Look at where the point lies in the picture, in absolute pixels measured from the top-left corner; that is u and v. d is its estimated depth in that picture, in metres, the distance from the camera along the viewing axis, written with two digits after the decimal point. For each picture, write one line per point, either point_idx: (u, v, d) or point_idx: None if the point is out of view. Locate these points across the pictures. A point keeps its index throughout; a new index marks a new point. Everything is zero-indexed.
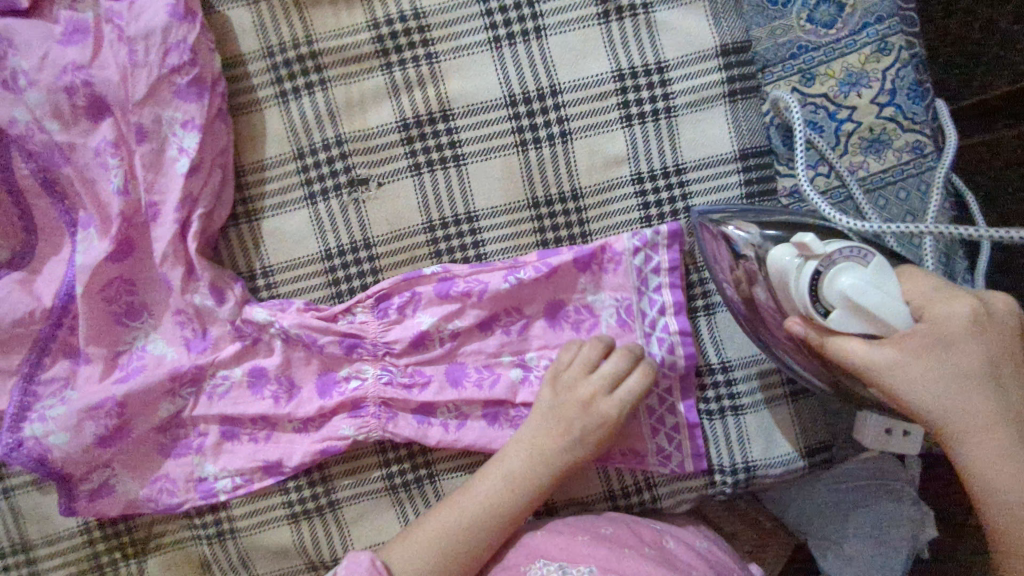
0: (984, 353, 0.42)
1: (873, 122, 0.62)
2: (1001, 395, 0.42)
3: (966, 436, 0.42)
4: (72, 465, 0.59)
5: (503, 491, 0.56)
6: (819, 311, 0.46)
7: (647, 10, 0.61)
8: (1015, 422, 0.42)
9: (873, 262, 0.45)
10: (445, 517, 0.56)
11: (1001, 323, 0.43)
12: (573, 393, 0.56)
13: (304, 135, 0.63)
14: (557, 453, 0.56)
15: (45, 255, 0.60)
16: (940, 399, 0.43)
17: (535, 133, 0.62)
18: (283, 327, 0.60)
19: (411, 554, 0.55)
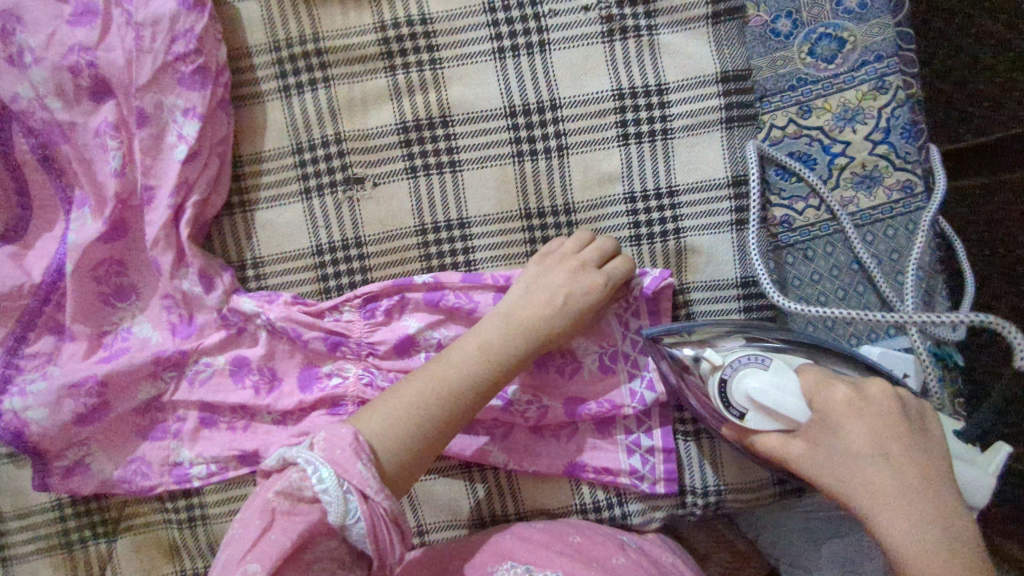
0: (869, 435, 0.46)
1: (865, 158, 0.63)
2: (899, 475, 0.44)
3: (879, 522, 0.44)
4: (48, 441, 0.59)
5: (489, 359, 0.55)
6: (734, 413, 0.51)
7: (651, 31, 0.62)
8: (915, 502, 0.43)
9: (771, 363, 0.51)
10: (426, 383, 0.54)
11: (879, 406, 0.47)
12: (561, 264, 0.58)
13: (304, 130, 0.63)
14: (548, 321, 0.57)
15: (38, 230, 0.61)
16: (846, 482, 0.46)
17: (532, 146, 0.63)
18: (268, 319, 0.61)
19: (388, 419, 0.52)
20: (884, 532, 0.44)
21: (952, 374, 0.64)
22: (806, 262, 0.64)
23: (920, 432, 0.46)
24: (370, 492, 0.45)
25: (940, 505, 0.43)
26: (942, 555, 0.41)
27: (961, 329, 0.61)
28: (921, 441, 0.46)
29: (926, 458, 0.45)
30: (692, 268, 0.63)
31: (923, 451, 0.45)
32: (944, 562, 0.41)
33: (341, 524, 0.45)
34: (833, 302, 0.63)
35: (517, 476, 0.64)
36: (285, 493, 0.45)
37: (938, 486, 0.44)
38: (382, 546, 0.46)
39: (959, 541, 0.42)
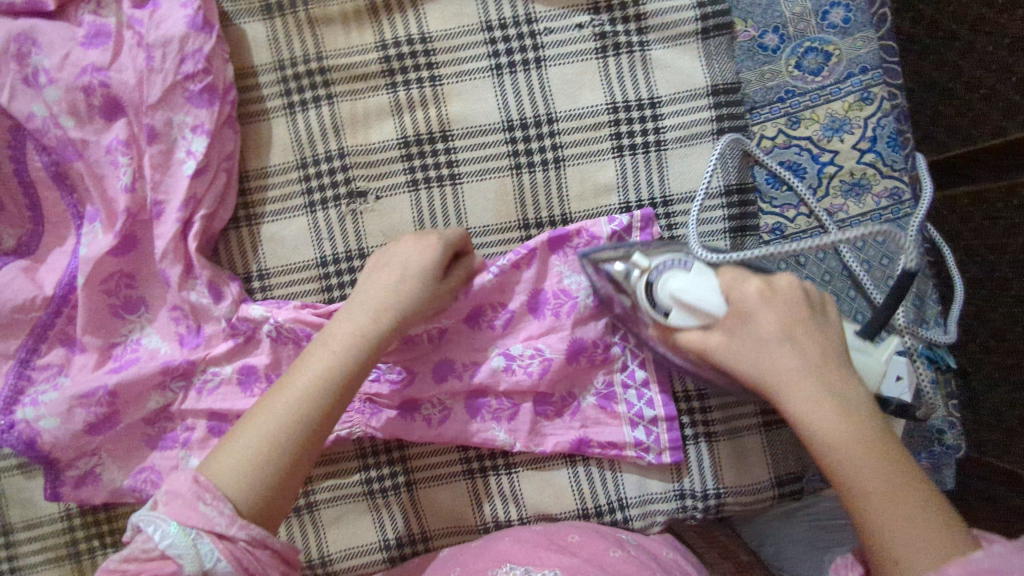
0: (778, 321, 0.51)
1: (854, 167, 0.65)
2: (802, 359, 0.50)
3: (789, 394, 0.49)
4: (60, 450, 0.60)
5: (343, 359, 0.54)
6: (659, 312, 0.54)
7: (643, 47, 0.64)
8: (815, 373, 0.49)
9: (693, 266, 0.54)
10: (279, 400, 0.53)
11: (784, 296, 0.52)
12: (382, 265, 0.59)
13: (308, 145, 0.65)
14: (383, 311, 0.56)
15: (50, 245, 0.63)
16: (758, 364, 0.51)
17: (530, 158, 0.65)
18: (277, 322, 0.62)
19: (233, 457, 0.51)
20: (793, 408, 0.49)
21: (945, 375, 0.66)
22: (798, 268, 0.65)
23: (817, 314, 0.53)
24: (220, 531, 0.47)
25: (836, 379, 0.49)
26: (844, 422, 0.47)
27: (951, 330, 0.63)
28: (820, 324, 0.52)
29: (823, 338, 0.51)
30: None
31: (820, 329, 0.52)
32: (841, 419, 0.47)
33: (201, 571, 0.46)
34: None
35: (519, 481, 0.66)
36: (132, 559, 0.46)
37: (835, 365, 0.50)
38: (260, 562, 0.49)
39: (855, 408, 0.48)
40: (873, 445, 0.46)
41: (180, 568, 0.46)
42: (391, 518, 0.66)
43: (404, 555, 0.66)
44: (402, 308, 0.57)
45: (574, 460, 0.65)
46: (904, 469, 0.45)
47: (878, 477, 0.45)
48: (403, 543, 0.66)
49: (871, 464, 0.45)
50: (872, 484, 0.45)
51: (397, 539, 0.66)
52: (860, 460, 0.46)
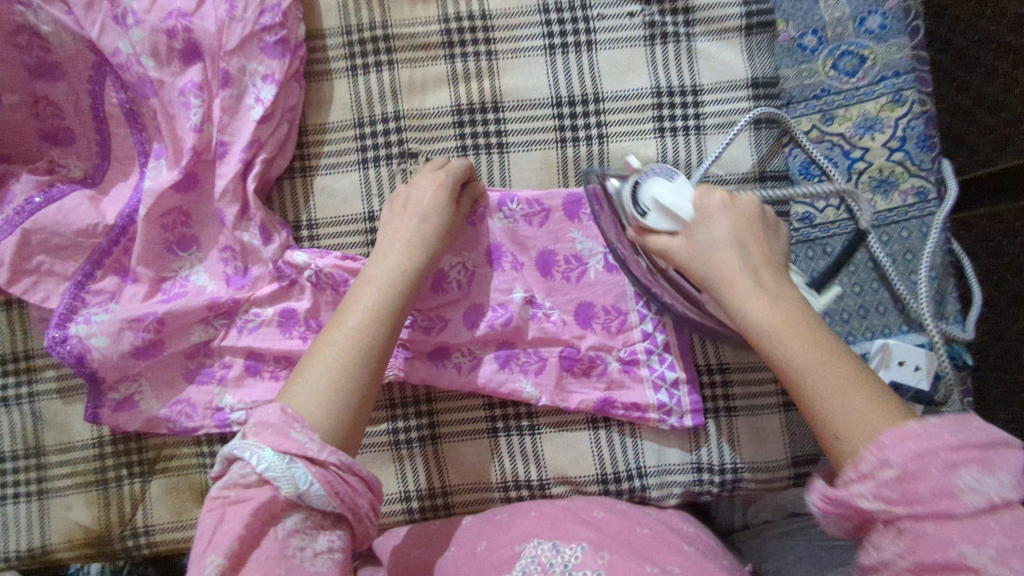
0: (732, 227, 0.54)
1: (883, 164, 0.68)
2: (748, 255, 0.53)
3: (732, 296, 0.52)
4: (106, 370, 0.62)
5: (388, 287, 0.57)
6: (637, 212, 0.57)
7: (689, 38, 0.68)
8: (751, 274, 0.52)
9: (675, 178, 0.58)
10: (336, 335, 0.54)
11: (743, 209, 0.55)
12: (403, 210, 0.62)
13: (366, 106, 0.69)
14: (414, 246, 0.60)
15: (115, 178, 0.66)
16: (705, 271, 0.54)
17: (575, 133, 0.68)
18: (318, 267, 0.65)
19: (309, 388, 0.51)
20: (731, 305, 0.52)
21: (962, 373, 0.68)
22: (824, 256, 0.68)
23: (765, 227, 0.55)
24: (314, 455, 0.46)
25: (778, 282, 0.52)
26: (780, 315, 0.49)
27: (969, 327, 0.65)
28: (771, 235, 0.55)
29: (769, 248, 0.54)
30: None
31: (766, 231, 0.55)
32: (771, 313, 0.49)
33: (296, 494, 0.45)
34: (849, 296, 0.67)
35: (541, 442, 0.67)
36: (230, 486, 0.45)
37: (779, 267, 0.53)
38: (353, 487, 0.48)
39: (794, 306, 0.50)
40: (811, 336, 0.48)
41: (276, 491, 0.44)
42: (413, 469, 0.68)
43: (423, 508, 0.68)
44: (422, 238, 0.60)
45: (597, 425, 0.67)
46: (843, 360, 0.47)
47: (814, 361, 0.47)
48: (423, 495, 0.68)
49: (805, 351, 0.47)
50: (807, 369, 0.46)
51: (418, 492, 0.68)
52: (792, 350, 0.48)
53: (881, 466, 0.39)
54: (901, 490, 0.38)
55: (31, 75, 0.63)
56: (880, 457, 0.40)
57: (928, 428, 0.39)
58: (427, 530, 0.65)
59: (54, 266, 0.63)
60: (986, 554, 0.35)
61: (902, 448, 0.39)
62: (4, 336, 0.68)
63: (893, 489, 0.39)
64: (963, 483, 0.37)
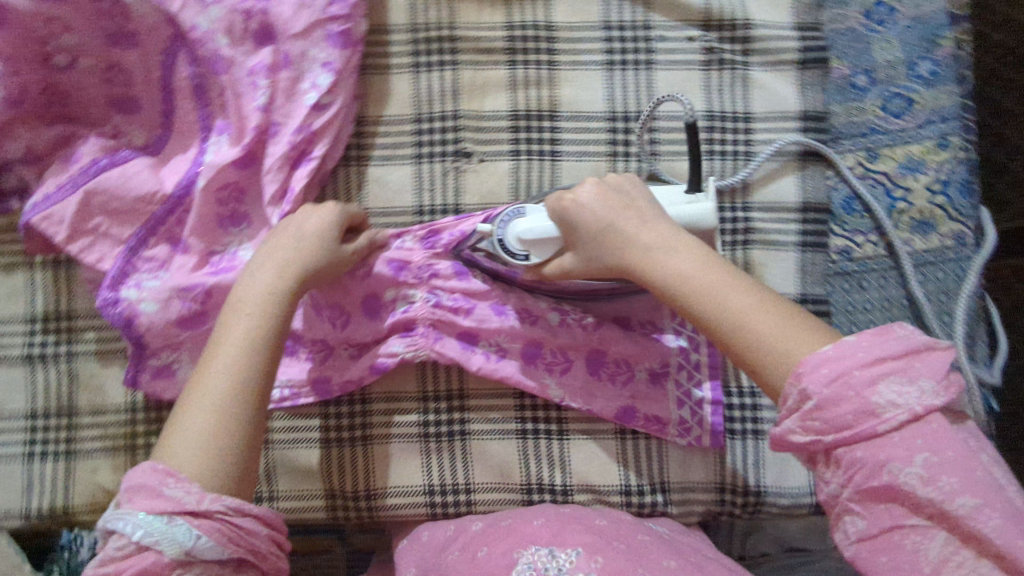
0: (601, 206, 0.56)
1: (924, 206, 0.69)
2: (624, 227, 0.55)
3: (641, 272, 0.54)
4: (152, 335, 0.63)
5: (260, 315, 0.55)
6: (520, 260, 0.60)
7: (744, 66, 0.70)
8: (637, 242, 0.54)
9: (525, 212, 0.61)
10: (208, 374, 0.51)
11: (607, 190, 0.57)
12: (278, 239, 0.60)
13: (426, 103, 0.71)
14: (291, 269, 0.57)
15: (174, 149, 0.67)
16: (600, 259, 0.56)
17: (627, 148, 0.70)
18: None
19: (183, 437, 0.48)
20: (640, 271, 0.54)
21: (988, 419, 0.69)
22: (860, 291, 0.70)
23: (625, 198, 0.57)
24: (194, 507, 0.45)
25: (665, 237, 0.54)
26: (685, 264, 0.52)
27: (998, 371, 0.67)
28: (630, 203, 0.56)
29: (643, 217, 0.55)
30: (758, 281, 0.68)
31: (628, 204, 0.56)
32: (683, 263, 0.52)
33: (183, 551, 0.43)
34: None
35: (568, 447, 0.68)
36: (108, 563, 0.44)
37: (656, 223, 0.55)
38: (244, 527, 0.46)
39: (695, 251, 0.52)
40: (721, 277, 0.50)
41: (159, 554, 0.43)
42: (438, 464, 0.68)
43: (445, 505, 0.68)
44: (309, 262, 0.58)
45: (624, 435, 0.68)
46: (753, 285, 0.50)
47: (736, 300, 0.49)
48: (446, 490, 0.68)
49: (716, 293, 0.49)
50: (729, 311, 0.49)
51: (442, 486, 0.68)
52: (710, 299, 0.50)
53: (804, 398, 0.42)
54: (824, 419, 0.41)
55: (109, 41, 0.64)
56: (801, 390, 0.42)
57: (842, 349, 0.42)
58: (449, 527, 0.65)
59: (111, 229, 0.64)
60: (915, 472, 0.39)
61: (818, 375, 0.42)
62: (48, 295, 0.69)
63: (817, 419, 0.41)
64: (882, 400, 0.40)
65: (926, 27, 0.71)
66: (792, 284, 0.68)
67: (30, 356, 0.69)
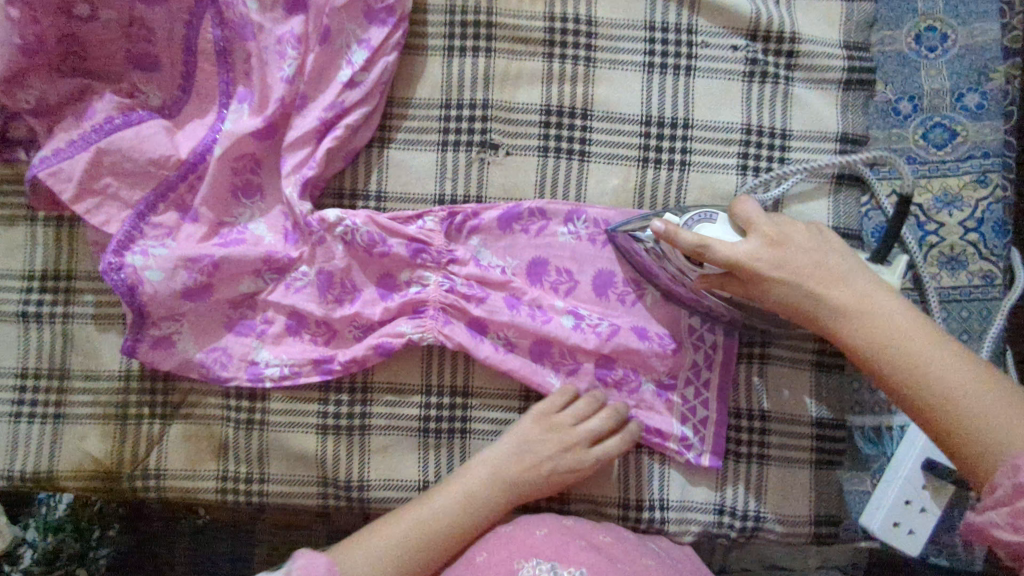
0: (798, 266, 0.53)
1: (955, 242, 0.68)
2: (818, 286, 0.52)
3: (842, 342, 0.52)
4: (156, 304, 0.61)
5: (469, 500, 0.60)
6: (695, 266, 0.56)
7: (787, 82, 0.68)
8: (833, 308, 0.52)
9: (715, 217, 0.58)
10: (402, 526, 0.58)
11: (804, 246, 0.54)
12: (554, 436, 0.62)
13: (456, 89, 0.68)
14: (535, 465, 0.61)
15: (192, 114, 0.65)
16: (794, 318, 0.54)
17: (658, 154, 0.68)
18: (354, 225, 0.64)
19: (365, 560, 0.57)
20: (831, 331, 0.52)
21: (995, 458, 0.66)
22: None
23: (818, 253, 0.53)
24: None
25: (862, 297, 0.51)
26: (892, 332, 0.49)
27: None
28: (825, 255, 0.53)
29: (833, 269, 0.53)
30: None
31: (831, 261, 0.53)
32: (875, 334, 0.50)
33: None
34: None
35: None
36: None
37: (852, 280, 0.52)
38: None
39: (898, 311, 0.50)
40: (928, 345, 0.48)
41: None
42: (436, 459, 0.66)
43: None
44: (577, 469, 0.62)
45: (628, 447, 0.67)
46: (948, 348, 0.48)
47: (946, 375, 0.47)
48: None
49: (919, 365, 0.48)
50: (933, 384, 0.47)
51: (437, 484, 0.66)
52: (909, 371, 0.48)
53: (1017, 495, 0.42)
54: None
55: None
56: (1015, 484, 0.42)
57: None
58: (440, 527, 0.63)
59: (119, 190, 0.61)
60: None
61: None
62: (48, 252, 0.67)
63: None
64: None
65: (979, 57, 0.69)
66: None
67: (25, 314, 0.66)
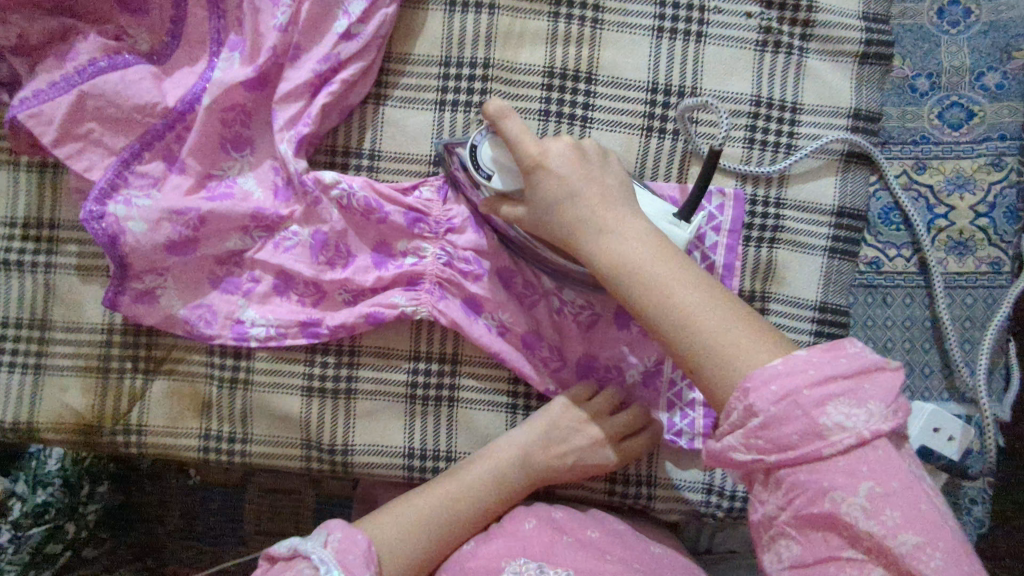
0: (570, 174, 0.52)
1: (964, 226, 0.66)
2: (588, 204, 0.52)
3: (590, 253, 0.51)
4: (138, 256, 0.59)
5: (496, 483, 0.60)
6: (480, 177, 0.55)
7: (801, 52, 0.66)
8: (598, 225, 0.51)
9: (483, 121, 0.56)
10: (427, 500, 0.58)
11: (576, 158, 0.53)
12: (583, 428, 0.61)
13: (456, 46, 0.66)
14: (562, 457, 0.61)
15: (181, 61, 0.62)
16: (556, 231, 0.53)
17: (664, 123, 0.65)
18: (350, 189, 0.62)
19: (391, 532, 0.56)
20: (592, 254, 0.51)
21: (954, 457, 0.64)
22: (882, 306, 0.66)
23: (582, 164, 0.53)
24: None
25: (621, 217, 0.51)
26: (635, 250, 0.50)
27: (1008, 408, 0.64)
28: (595, 170, 0.53)
29: (602, 187, 0.53)
30: (779, 281, 0.64)
31: (601, 179, 0.53)
32: (634, 254, 0.50)
33: None
34: (898, 351, 0.65)
35: None
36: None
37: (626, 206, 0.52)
38: None
39: (645, 237, 0.50)
40: (676, 275, 0.48)
41: None
42: (422, 427, 0.65)
43: (423, 471, 0.65)
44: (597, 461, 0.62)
45: None
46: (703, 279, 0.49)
47: (681, 291, 0.48)
48: (426, 457, 0.65)
49: (655, 280, 0.48)
50: (675, 310, 0.47)
51: (422, 451, 0.64)
52: (658, 292, 0.48)
53: (749, 414, 0.42)
54: (769, 437, 0.41)
55: None
56: (746, 405, 0.42)
57: (793, 364, 0.42)
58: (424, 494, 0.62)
59: (103, 136, 0.60)
60: (857, 503, 0.39)
61: (766, 392, 0.41)
62: (31, 198, 0.65)
63: (761, 437, 0.41)
64: (831, 421, 0.40)
65: (1002, 34, 0.66)
66: (818, 293, 0.64)
67: (7, 261, 0.65)
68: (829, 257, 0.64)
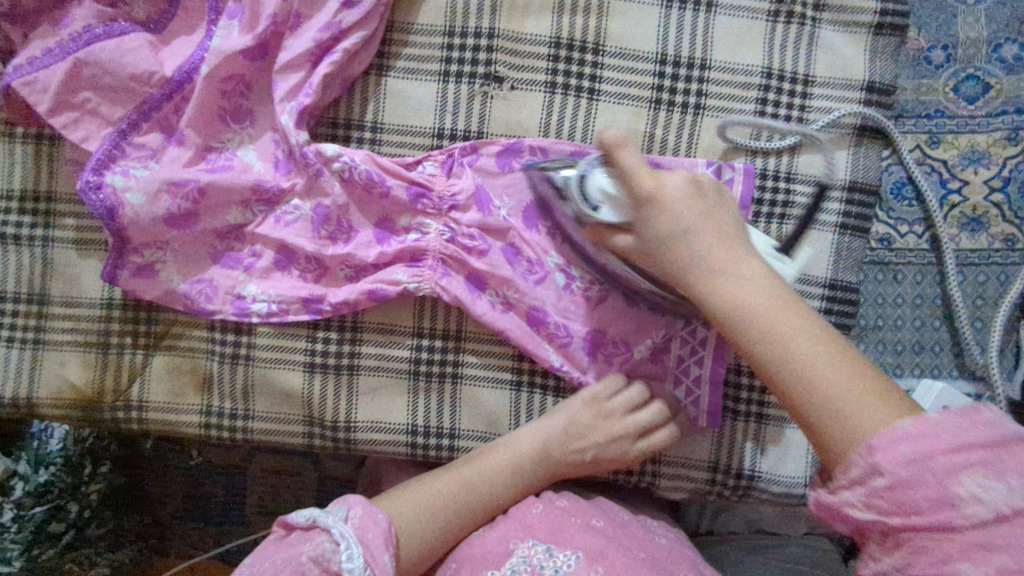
0: (698, 213, 0.50)
1: (978, 202, 0.65)
2: (700, 240, 0.49)
3: (700, 291, 0.49)
4: (136, 229, 0.58)
5: (512, 474, 0.59)
6: (589, 209, 0.53)
7: (814, 22, 0.64)
8: (712, 265, 0.48)
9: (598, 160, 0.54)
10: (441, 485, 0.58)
11: (688, 190, 0.50)
12: (602, 424, 0.59)
13: (460, 16, 0.64)
14: (583, 452, 0.60)
15: (179, 30, 0.61)
16: (666, 269, 0.51)
17: (672, 96, 0.64)
18: (352, 161, 0.60)
19: (401, 510, 0.56)
20: (701, 293, 0.49)
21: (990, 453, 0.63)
22: (893, 283, 0.65)
23: (703, 204, 0.50)
24: None
25: (734, 255, 0.49)
26: (757, 293, 0.47)
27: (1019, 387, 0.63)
28: (708, 202, 0.50)
29: (719, 227, 0.50)
30: None
31: (714, 216, 0.50)
32: (754, 296, 0.47)
33: None
34: (908, 329, 0.64)
35: None
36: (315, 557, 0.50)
37: (747, 253, 0.49)
38: None
39: (765, 284, 0.47)
40: (789, 319, 0.45)
41: None
42: (426, 403, 0.64)
43: (427, 447, 0.64)
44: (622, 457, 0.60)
45: None
46: (827, 337, 0.45)
47: (804, 345, 0.44)
48: (429, 434, 0.64)
49: (778, 328, 0.45)
50: (791, 358, 0.44)
51: (425, 428, 0.64)
52: (773, 340, 0.45)
53: (872, 474, 0.39)
54: (894, 501, 0.38)
55: None
56: (871, 464, 0.39)
57: (925, 427, 0.39)
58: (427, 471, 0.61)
59: (99, 106, 0.58)
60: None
61: (895, 455, 0.38)
62: (27, 171, 0.64)
63: (884, 500, 0.39)
64: (966, 492, 0.36)
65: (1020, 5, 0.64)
66: (828, 270, 0.63)
67: (4, 235, 0.64)
68: (839, 232, 0.63)
